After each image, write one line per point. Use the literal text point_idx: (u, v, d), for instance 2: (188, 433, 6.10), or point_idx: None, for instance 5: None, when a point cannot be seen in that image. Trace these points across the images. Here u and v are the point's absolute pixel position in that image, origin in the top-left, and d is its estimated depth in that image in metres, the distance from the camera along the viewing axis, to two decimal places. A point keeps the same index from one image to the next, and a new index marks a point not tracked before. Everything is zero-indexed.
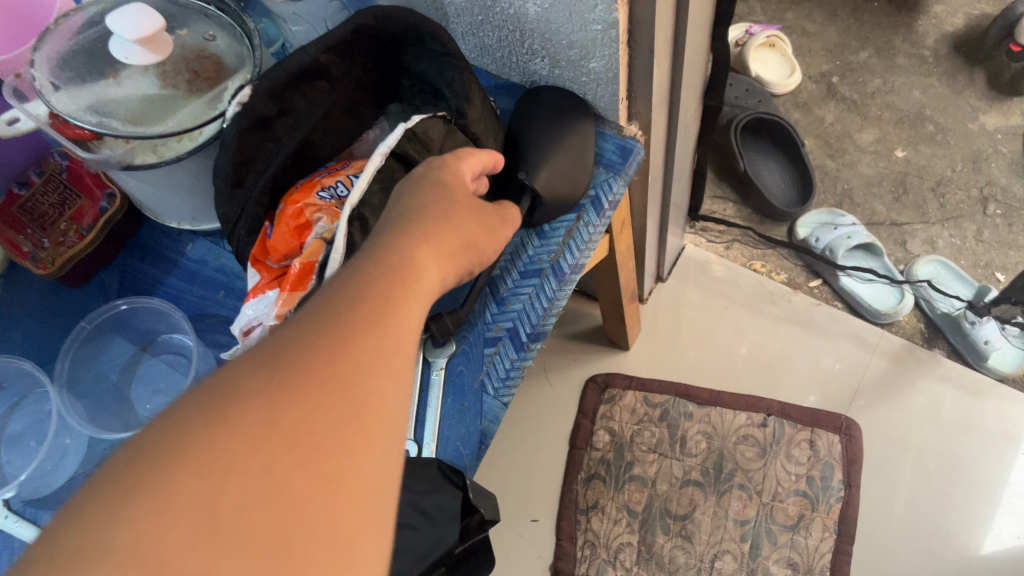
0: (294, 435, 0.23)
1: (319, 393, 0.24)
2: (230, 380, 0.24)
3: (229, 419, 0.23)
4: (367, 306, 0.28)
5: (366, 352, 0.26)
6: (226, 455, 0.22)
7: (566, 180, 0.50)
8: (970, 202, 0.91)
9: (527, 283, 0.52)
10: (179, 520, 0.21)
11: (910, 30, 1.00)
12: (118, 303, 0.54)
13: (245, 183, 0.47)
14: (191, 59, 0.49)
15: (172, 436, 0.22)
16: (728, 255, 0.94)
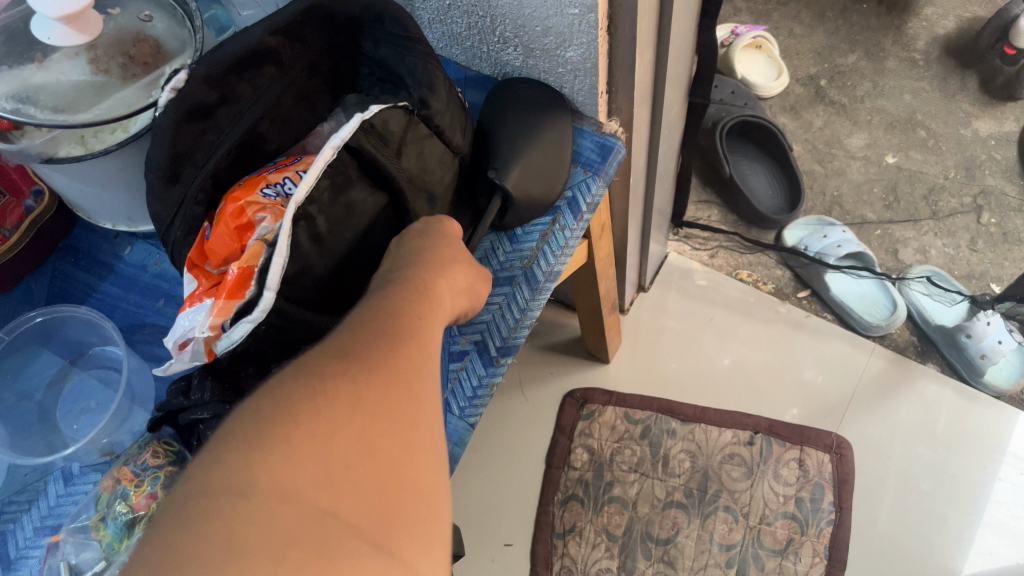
0: (352, 458, 0.26)
1: (368, 424, 0.27)
2: (283, 399, 0.26)
3: (295, 444, 0.25)
4: (393, 348, 0.30)
5: (400, 387, 0.29)
6: (299, 477, 0.25)
7: (541, 180, 0.47)
8: (964, 210, 0.87)
9: (498, 291, 0.48)
10: (266, 534, 0.23)
11: (900, 32, 0.97)
12: (33, 316, 0.48)
13: (182, 178, 0.42)
14: (125, 42, 0.44)
15: (245, 446, 0.25)
16: (713, 263, 0.90)
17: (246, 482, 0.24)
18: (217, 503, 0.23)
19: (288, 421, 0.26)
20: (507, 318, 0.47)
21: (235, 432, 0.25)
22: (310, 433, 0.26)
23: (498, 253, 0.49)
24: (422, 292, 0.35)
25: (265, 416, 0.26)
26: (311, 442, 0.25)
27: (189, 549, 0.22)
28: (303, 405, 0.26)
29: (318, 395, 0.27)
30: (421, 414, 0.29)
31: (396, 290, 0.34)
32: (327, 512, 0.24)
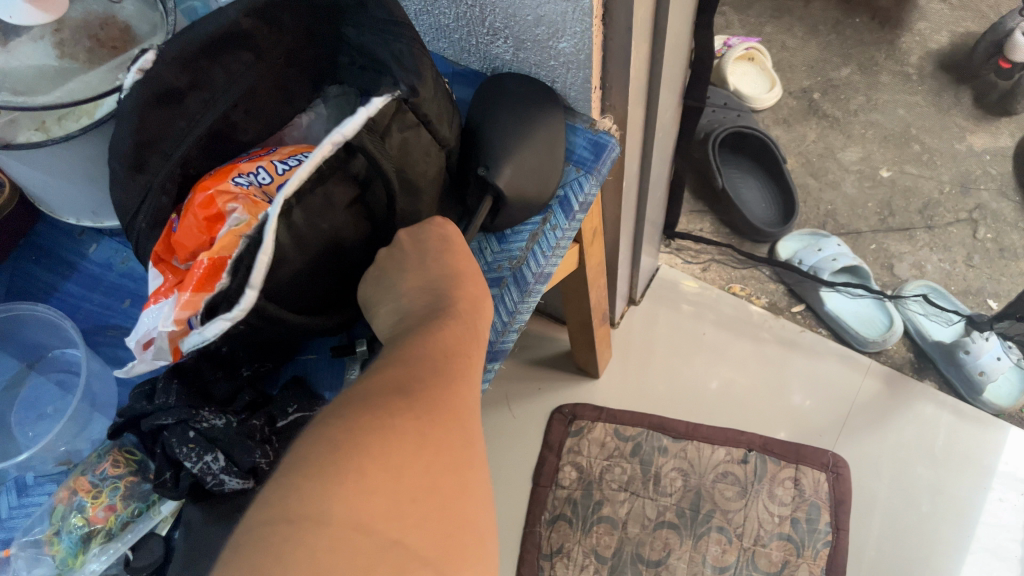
0: (418, 493, 0.27)
1: (432, 460, 0.28)
2: (356, 427, 0.27)
3: (367, 476, 0.26)
4: (450, 384, 0.31)
5: (457, 425, 0.30)
6: (371, 508, 0.25)
7: (532, 178, 0.44)
8: (960, 225, 0.86)
9: (485, 293, 0.46)
10: (342, 562, 0.24)
11: (893, 46, 0.96)
12: None
13: (148, 166, 0.39)
14: (93, 24, 0.42)
15: (325, 475, 0.25)
16: (705, 277, 0.88)
17: (320, 509, 0.25)
18: (293, 528, 0.24)
19: (356, 452, 0.26)
20: (495, 321, 0.45)
21: (309, 460, 0.26)
22: (382, 465, 0.26)
23: (485, 253, 0.47)
24: (468, 329, 0.35)
25: (335, 446, 0.26)
26: (382, 474, 0.26)
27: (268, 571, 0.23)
28: (373, 436, 0.27)
29: (385, 427, 0.27)
30: (474, 456, 0.30)
31: (444, 323, 0.35)
32: (396, 543, 0.25)
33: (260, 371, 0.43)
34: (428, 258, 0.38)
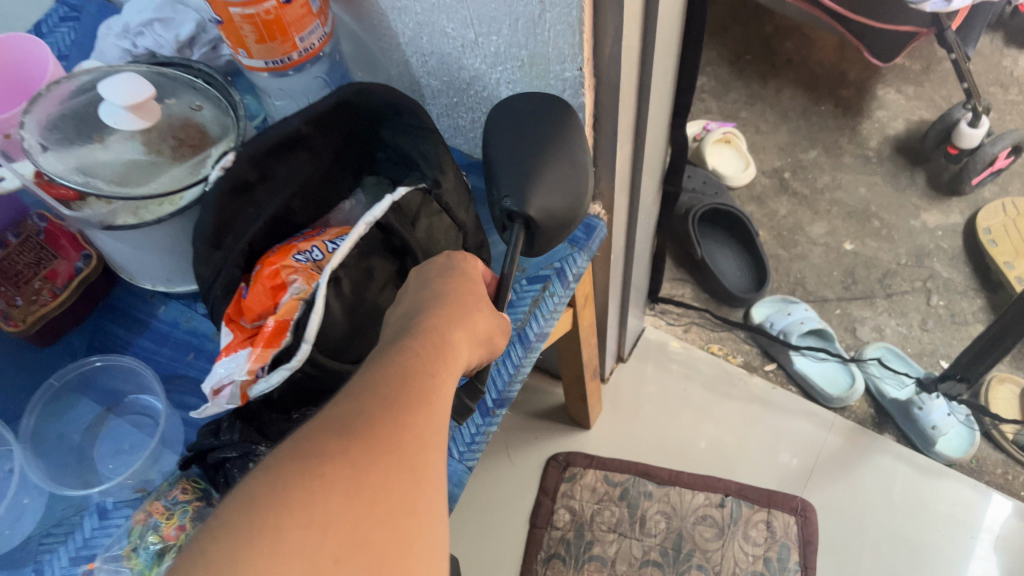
0: (341, 554, 0.28)
1: (362, 513, 0.29)
2: (283, 483, 0.28)
3: (284, 540, 0.27)
4: (400, 422, 0.32)
5: (400, 470, 0.31)
6: (283, 574, 0.27)
7: (560, 195, 0.42)
8: (915, 292, 0.96)
9: (494, 349, 0.53)
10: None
11: (855, 131, 1.09)
12: (92, 359, 0.55)
13: (224, 245, 0.48)
14: (176, 126, 0.51)
15: (240, 536, 0.27)
16: (687, 337, 0.97)
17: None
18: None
19: (282, 511, 0.28)
20: (502, 374, 0.53)
21: (233, 514, 0.28)
22: (303, 526, 0.28)
23: None
24: (435, 351, 0.36)
25: (261, 503, 0.28)
26: (301, 535, 0.28)
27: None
28: (298, 493, 0.28)
29: (314, 480, 0.29)
30: (420, 500, 0.31)
31: (414, 346, 0.35)
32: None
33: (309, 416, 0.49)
34: (424, 286, 0.40)
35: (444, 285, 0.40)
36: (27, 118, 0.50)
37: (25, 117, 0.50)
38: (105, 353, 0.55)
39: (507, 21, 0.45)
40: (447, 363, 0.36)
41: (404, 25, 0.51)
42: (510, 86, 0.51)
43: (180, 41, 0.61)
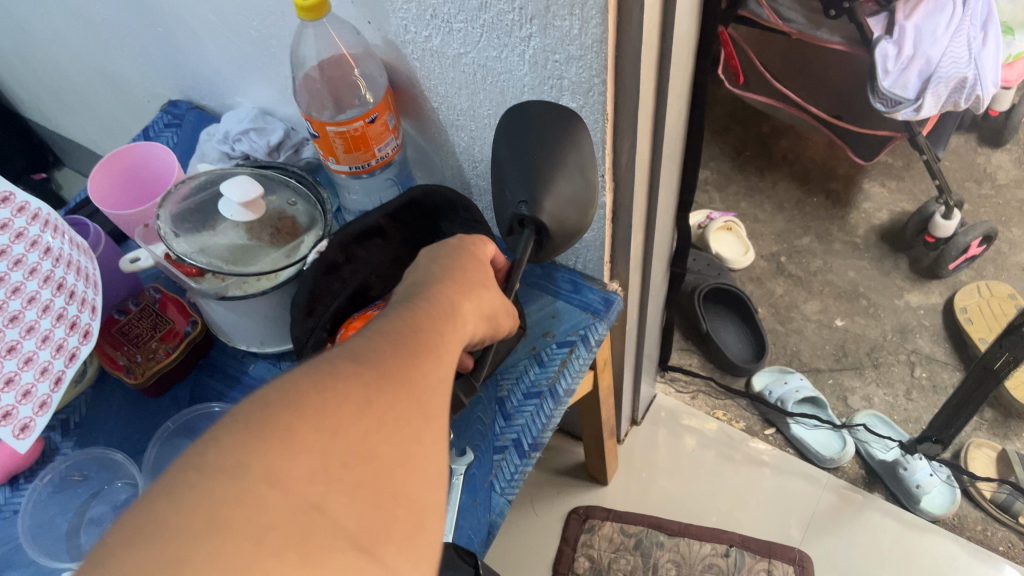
0: (350, 458, 0.32)
1: (371, 427, 0.33)
2: (301, 395, 0.32)
3: (297, 438, 0.31)
4: (404, 365, 0.37)
5: (406, 400, 0.35)
6: (294, 467, 0.30)
7: (568, 205, 0.50)
8: (901, 365, 1.07)
9: (529, 402, 0.64)
10: (251, 517, 0.28)
11: (844, 221, 1.22)
12: (214, 405, 0.65)
13: (315, 312, 0.59)
14: (275, 219, 0.62)
15: (258, 433, 0.30)
16: (694, 402, 1.08)
17: (243, 464, 0.29)
18: (214, 480, 0.29)
19: (296, 414, 0.31)
20: (537, 423, 0.63)
21: (249, 416, 0.31)
22: (315, 429, 0.31)
23: (528, 373, 0.65)
24: (439, 321, 0.41)
25: (278, 407, 0.31)
26: (312, 435, 0.31)
27: (181, 521, 0.28)
28: (313, 402, 0.32)
29: (327, 394, 0.33)
30: (424, 429, 0.35)
31: (422, 315, 0.41)
32: (316, 507, 0.30)
33: None
34: (433, 266, 0.47)
35: (449, 270, 0.46)
36: (160, 212, 0.62)
37: (160, 211, 0.62)
38: (223, 401, 0.66)
39: None
40: (448, 330, 0.41)
41: (461, 139, 0.64)
42: None
43: (271, 146, 0.76)
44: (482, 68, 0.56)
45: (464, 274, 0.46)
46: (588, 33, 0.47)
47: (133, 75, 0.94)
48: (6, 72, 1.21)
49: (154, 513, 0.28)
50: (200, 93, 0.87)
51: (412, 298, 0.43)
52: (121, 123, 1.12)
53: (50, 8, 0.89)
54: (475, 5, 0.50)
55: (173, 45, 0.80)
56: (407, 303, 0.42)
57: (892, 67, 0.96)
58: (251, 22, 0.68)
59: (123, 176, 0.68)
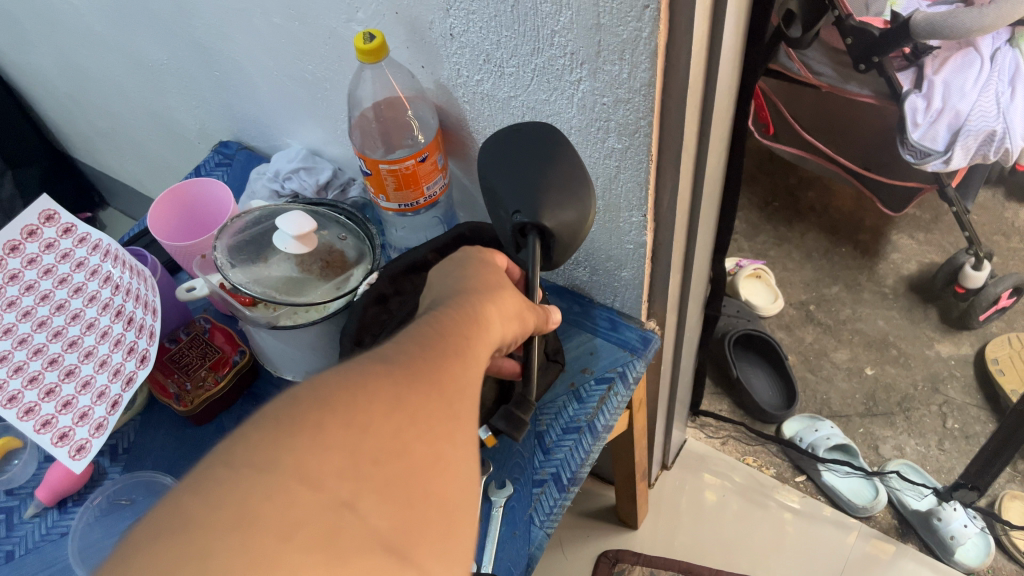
0: (380, 455, 0.31)
1: (400, 426, 0.33)
2: (329, 394, 0.32)
3: (326, 435, 0.30)
4: (432, 369, 0.36)
5: (434, 402, 0.35)
6: (324, 462, 0.30)
7: (567, 206, 0.50)
8: (932, 415, 1.07)
9: (568, 437, 0.65)
10: (279, 511, 0.28)
11: (873, 271, 1.25)
12: None
13: (363, 342, 0.61)
14: (324, 252, 0.64)
15: (286, 429, 0.30)
16: (724, 448, 1.08)
17: (273, 460, 0.29)
18: (242, 475, 0.29)
19: (324, 411, 0.31)
20: (576, 457, 0.63)
21: (278, 414, 0.31)
22: (344, 426, 0.31)
23: (567, 409, 0.66)
24: (466, 329, 0.41)
25: (306, 405, 0.31)
26: (341, 432, 0.31)
27: (210, 517, 0.27)
28: (343, 400, 0.32)
29: (355, 393, 0.33)
30: (453, 432, 0.34)
31: (451, 323, 0.41)
32: (346, 504, 0.29)
33: None
34: (459, 279, 0.47)
35: (474, 283, 0.46)
36: (216, 244, 0.64)
37: (217, 242, 0.64)
38: None
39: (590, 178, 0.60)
40: (476, 337, 0.41)
41: None
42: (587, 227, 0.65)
43: (320, 184, 0.80)
44: (531, 111, 0.58)
45: (490, 285, 0.46)
46: (636, 78, 0.49)
47: (185, 117, 0.98)
48: (61, 114, 1.26)
49: (185, 509, 0.28)
50: (252, 134, 0.90)
51: (439, 307, 0.43)
52: (170, 163, 1.17)
53: (110, 53, 0.93)
54: (528, 50, 0.53)
55: (228, 89, 0.84)
56: (435, 311, 0.42)
57: (922, 119, 0.99)
58: (306, 66, 0.71)
59: (182, 212, 0.74)
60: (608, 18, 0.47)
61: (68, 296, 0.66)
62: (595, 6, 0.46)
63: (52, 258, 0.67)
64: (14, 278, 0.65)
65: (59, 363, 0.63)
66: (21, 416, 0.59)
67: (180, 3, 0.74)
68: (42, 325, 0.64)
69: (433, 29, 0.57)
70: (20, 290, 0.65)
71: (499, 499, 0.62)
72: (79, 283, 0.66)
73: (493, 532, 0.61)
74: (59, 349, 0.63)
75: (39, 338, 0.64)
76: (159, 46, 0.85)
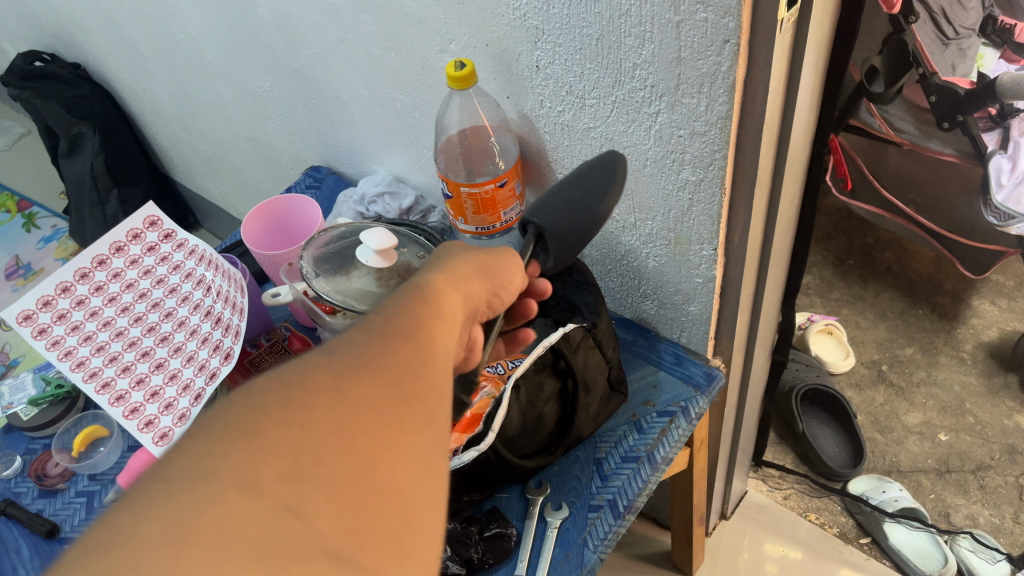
0: (321, 453, 0.30)
1: (345, 421, 0.32)
2: (260, 397, 0.31)
3: (263, 438, 0.30)
4: (382, 356, 0.35)
5: (387, 391, 0.34)
6: (259, 469, 0.29)
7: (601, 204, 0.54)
8: (1008, 486, 1.08)
9: (626, 466, 0.65)
10: (213, 525, 0.27)
11: (951, 335, 1.27)
12: None
13: None
14: (401, 269, 0.64)
15: (211, 443, 0.30)
16: (786, 503, 1.07)
17: (208, 471, 0.29)
18: (173, 487, 0.28)
19: (260, 415, 0.31)
20: (634, 485, 0.63)
21: (212, 423, 0.31)
22: (279, 425, 0.30)
23: (628, 438, 0.67)
24: (431, 307, 0.39)
25: (239, 412, 0.31)
26: (277, 434, 0.30)
27: (135, 530, 0.27)
28: (277, 401, 0.31)
29: (295, 390, 0.32)
30: (410, 417, 0.34)
31: (409, 303, 0.39)
32: (287, 509, 0.28)
33: (473, 498, 0.65)
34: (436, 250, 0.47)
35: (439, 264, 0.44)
36: (303, 254, 0.69)
37: (304, 253, 0.69)
38: None
39: (662, 209, 0.61)
40: (441, 314, 0.40)
41: None
42: (658, 259, 0.66)
43: (402, 209, 0.84)
44: (608, 142, 0.60)
45: (457, 264, 0.44)
46: (714, 110, 0.50)
47: (281, 143, 1.04)
48: (167, 139, 1.35)
49: (111, 525, 0.28)
50: (342, 161, 0.96)
51: (403, 289, 0.41)
52: (264, 189, 1.24)
53: (218, 80, 1.01)
54: (609, 83, 0.55)
55: (325, 118, 0.89)
56: (395, 295, 0.40)
57: (1006, 180, 0.99)
58: (399, 95, 0.75)
59: (275, 232, 0.81)
60: (689, 52, 0.48)
61: (164, 295, 0.71)
62: (676, 40, 0.48)
63: (152, 260, 0.72)
64: (116, 275, 0.70)
65: (151, 356, 0.67)
66: (114, 403, 0.64)
67: (287, 32, 0.79)
68: (139, 321, 0.69)
69: (521, 61, 0.60)
70: (121, 287, 0.70)
71: (554, 520, 0.63)
72: (174, 283, 0.71)
73: (545, 552, 0.61)
74: (152, 343, 0.68)
75: (135, 332, 0.68)
76: (263, 74, 0.91)
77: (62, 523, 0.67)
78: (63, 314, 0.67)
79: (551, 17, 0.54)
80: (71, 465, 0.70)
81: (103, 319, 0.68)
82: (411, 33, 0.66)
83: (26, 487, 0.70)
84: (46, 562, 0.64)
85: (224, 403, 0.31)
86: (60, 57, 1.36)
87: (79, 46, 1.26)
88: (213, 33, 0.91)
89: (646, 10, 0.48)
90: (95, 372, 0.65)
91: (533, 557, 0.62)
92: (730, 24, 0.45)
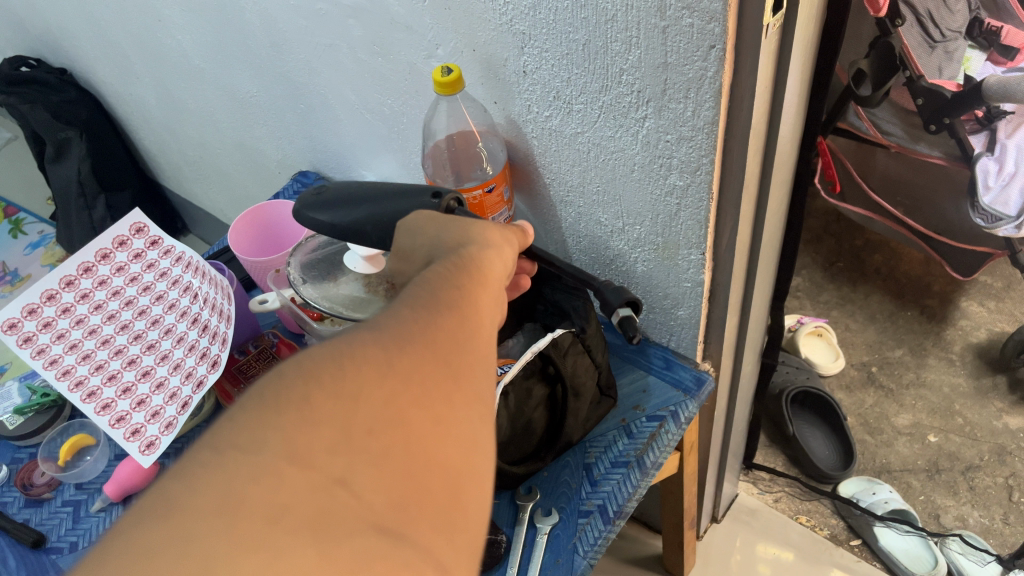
0: (374, 426, 0.31)
1: (394, 393, 0.32)
2: (312, 367, 0.31)
3: (315, 408, 0.30)
4: (429, 328, 0.35)
5: (435, 362, 0.34)
6: (312, 441, 0.29)
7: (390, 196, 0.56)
8: (998, 487, 1.08)
9: (616, 470, 0.65)
10: (268, 497, 0.28)
11: (940, 336, 1.27)
12: None
13: None
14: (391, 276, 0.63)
15: (268, 410, 0.30)
16: (776, 506, 1.08)
17: (260, 441, 0.29)
18: (226, 458, 0.28)
19: (312, 387, 0.31)
20: (624, 489, 0.63)
21: (263, 391, 0.31)
22: (331, 398, 0.30)
23: (617, 443, 0.67)
24: (475, 280, 0.40)
25: (290, 380, 0.31)
26: (330, 407, 0.30)
27: (190, 501, 0.27)
28: (329, 372, 0.31)
29: (345, 360, 0.32)
30: (456, 392, 0.34)
31: (457, 273, 0.39)
32: (339, 482, 0.29)
33: None
34: (463, 221, 0.46)
35: (475, 236, 0.44)
36: (290, 261, 0.68)
37: (291, 260, 0.68)
38: None
39: (650, 215, 0.61)
40: (485, 286, 0.40)
41: (569, 215, 0.69)
42: (645, 264, 0.66)
43: None
44: (596, 147, 0.60)
45: (474, 238, 0.44)
46: (701, 116, 0.50)
47: (269, 149, 1.03)
48: (154, 144, 1.34)
49: (165, 493, 0.28)
50: (331, 166, 0.96)
51: (449, 258, 0.41)
52: (252, 195, 1.23)
53: (205, 85, 1.00)
54: (597, 88, 0.55)
55: (312, 123, 0.89)
56: (440, 265, 0.40)
57: (993, 182, 1.00)
58: (386, 99, 0.75)
59: (264, 238, 0.81)
60: (675, 57, 0.48)
61: (150, 303, 0.70)
62: (663, 45, 0.48)
63: (138, 268, 0.72)
64: (102, 283, 0.70)
65: (137, 364, 0.67)
66: (98, 411, 0.63)
67: (274, 37, 0.79)
68: (124, 328, 0.69)
69: (508, 65, 0.60)
70: (106, 295, 0.69)
71: (544, 526, 0.63)
72: (161, 291, 0.71)
73: (536, 557, 0.61)
74: (139, 351, 0.68)
75: (120, 339, 0.68)
76: (251, 79, 0.90)
77: (48, 533, 0.66)
78: (48, 322, 0.66)
79: (538, 21, 0.54)
80: (57, 473, 0.69)
81: (88, 326, 0.68)
82: (397, 37, 0.66)
83: (12, 496, 0.69)
84: (33, 571, 0.64)
85: (282, 370, 0.31)
86: (47, 62, 1.36)
87: (65, 51, 1.25)
88: (199, 38, 0.91)
89: (633, 15, 0.48)
90: (81, 381, 0.65)
91: (523, 563, 0.61)
92: (716, 29, 0.45)
